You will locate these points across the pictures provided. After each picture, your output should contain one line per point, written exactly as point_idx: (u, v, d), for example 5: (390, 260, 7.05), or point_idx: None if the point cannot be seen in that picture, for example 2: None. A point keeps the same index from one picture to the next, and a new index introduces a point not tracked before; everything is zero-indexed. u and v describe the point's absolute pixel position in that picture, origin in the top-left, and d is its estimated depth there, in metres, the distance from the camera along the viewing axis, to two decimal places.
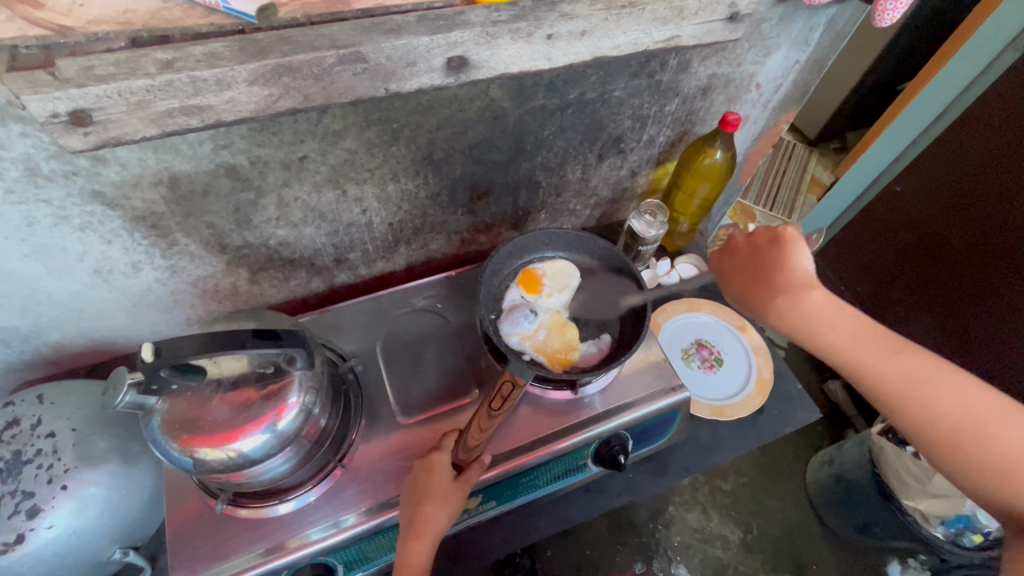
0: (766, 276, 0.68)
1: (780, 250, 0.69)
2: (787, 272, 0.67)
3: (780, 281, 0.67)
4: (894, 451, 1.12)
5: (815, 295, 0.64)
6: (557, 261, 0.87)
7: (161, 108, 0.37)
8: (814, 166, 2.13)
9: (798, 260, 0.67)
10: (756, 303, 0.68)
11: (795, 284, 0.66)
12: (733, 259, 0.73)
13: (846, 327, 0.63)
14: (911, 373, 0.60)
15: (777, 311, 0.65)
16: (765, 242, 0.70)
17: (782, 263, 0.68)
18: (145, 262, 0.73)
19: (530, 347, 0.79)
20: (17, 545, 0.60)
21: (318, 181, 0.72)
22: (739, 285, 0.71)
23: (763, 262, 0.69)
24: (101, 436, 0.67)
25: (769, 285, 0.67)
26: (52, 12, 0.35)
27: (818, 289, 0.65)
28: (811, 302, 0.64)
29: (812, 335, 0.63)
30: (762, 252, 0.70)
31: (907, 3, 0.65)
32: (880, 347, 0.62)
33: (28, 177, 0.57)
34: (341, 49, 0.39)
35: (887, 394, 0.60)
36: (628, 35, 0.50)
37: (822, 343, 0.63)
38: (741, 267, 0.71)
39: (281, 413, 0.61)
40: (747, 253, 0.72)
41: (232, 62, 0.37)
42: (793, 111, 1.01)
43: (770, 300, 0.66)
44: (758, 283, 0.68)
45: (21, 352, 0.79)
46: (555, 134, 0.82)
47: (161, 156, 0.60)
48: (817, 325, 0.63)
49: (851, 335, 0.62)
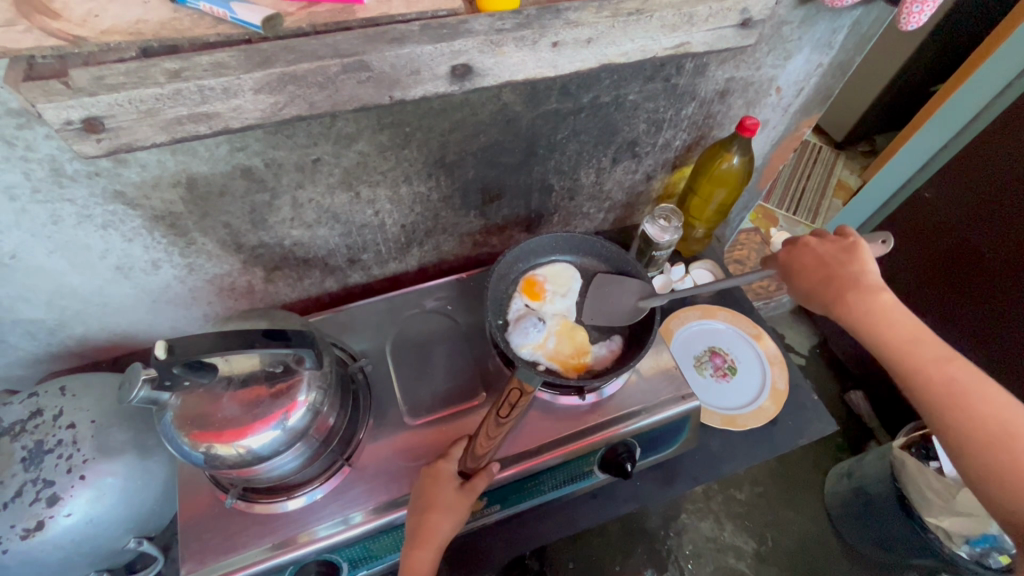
0: (829, 272, 0.67)
1: (851, 248, 0.68)
2: (855, 270, 0.65)
3: (851, 279, 0.65)
4: (915, 466, 1.07)
5: (884, 296, 0.63)
6: (555, 265, 0.88)
7: (170, 115, 0.38)
8: (840, 170, 2.08)
9: (870, 265, 0.66)
10: (825, 297, 0.66)
11: (864, 282, 0.64)
12: (805, 252, 0.70)
13: (909, 329, 0.61)
14: (970, 385, 0.56)
15: (846, 305, 0.64)
16: (840, 242, 0.69)
17: (855, 265, 0.66)
18: (164, 260, 0.75)
19: (543, 356, 0.78)
20: (37, 531, 0.62)
21: (332, 182, 0.73)
22: (806, 278, 0.69)
23: (835, 260, 0.67)
24: (118, 428, 0.69)
25: (823, 279, 0.67)
26: (67, 22, 0.37)
27: (887, 292, 0.63)
28: (879, 302, 0.63)
29: (873, 328, 0.62)
30: (836, 252, 0.68)
31: (934, 6, 0.63)
32: (941, 354, 0.59)
33: (53, 177, 0.60)
34: (345, 58, 0.40)
35: (939, 394, 0.57)
36: (636, 42, 0.49)
37: (880, 339, 0.62)
38: (813, 262, 0.69)
39: (290, 411, 0.62)
40: (822, 252, 0.69)
41: (237, 71, 0.38)
42: (815, 115, 0.98)
43: (844, 293, 0.64)
44: (819, 277, 0.68)
45: (48, 345, 0.82)
46: (568, 138, 0.82)
47: (179, 158, 0.62)
48: (878, 321, 0.62)
49: (920, 340, 0.60)
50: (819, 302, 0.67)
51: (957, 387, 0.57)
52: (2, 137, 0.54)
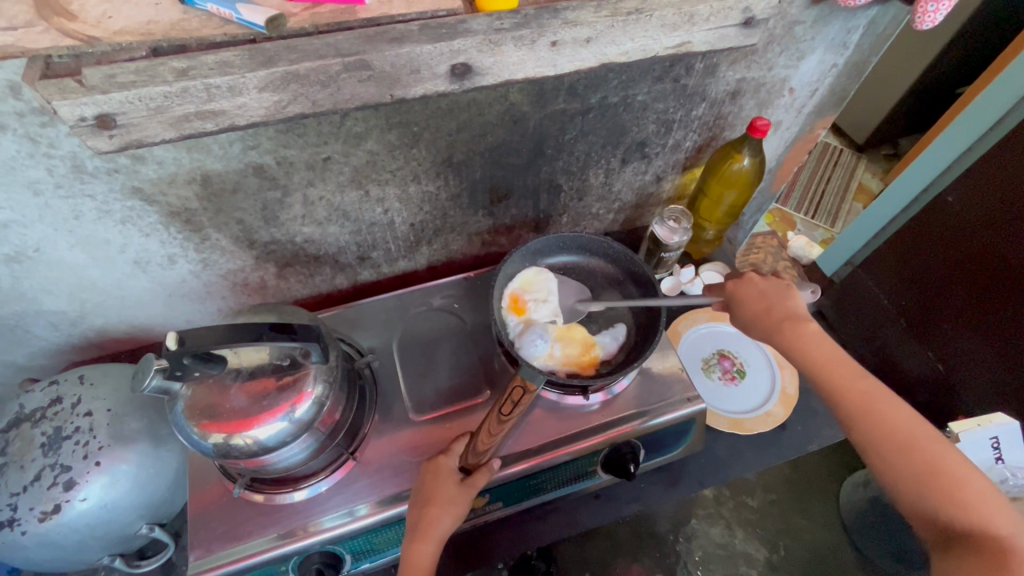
0: (766, 304, 0.73)
1: (783, 286, 0.75)
2: (783, 304, 0.73)
3: (780, 311, 0.72)
4: None
5: (809, 326, 0.70)
6: (529, 274, 0.86)
7: (179, 112, 0.39)
8: (861, 174, 2.03)
9: (798, 299, 0.73)
10: (759, 326, 0.72)
11: (792, 314, 0.72)
12: (744, 285, 0.76)
13: (829, 356, 0.67)
14: (880, 398, 0.63)
15: (780, 334, 0.70)
16: (776, 282, 0.75)
17: (788, 300, 0.73)
18: (180, 255, 0.78)
19: (557, 364, 0.78)
20: (54, 514, 0.65)
21: (342, 181, 0.74)
22: (745, 310, 0.74)
23: (769, 295, 0.74)
24: (133, 417, 0.71)
25: (761, 310, 0.73)
26: (83, 24, 0.38)
27: (813, 323, 0.71)
28: (805, 332, 0.69)
29: (799, 352, 0.68)
30: (767, 288, 0.75)
31: (950, 5, 0.62)
32: (851, 371, 0.66)
33: (74, 173, 0.62)
34: (346, 57, 0.41)
35: (856, 408, 0.63)
36: (636, 41, 0.49)
37: (810, 362, 0.67)
38: (754, 295, 0.74)
39: (297, 404, 0.63)
40: (757, 289, 0.75)
41: (242, 69, 0.39)
42: (830, 117, 0.97)
43: (774, 322, 0.71)
44: (759, 308, 0.73)
45: (69, 336, 0.85)
46: (576, 138, 0.82)
47: (194, 156, 0.64)
48: (804, 346, 0.68)
49: (836, 364, 0.67)
50: (759, 332, 0.73)
51: (867, 403, 0.63)
52: (27, 134, 0.57)
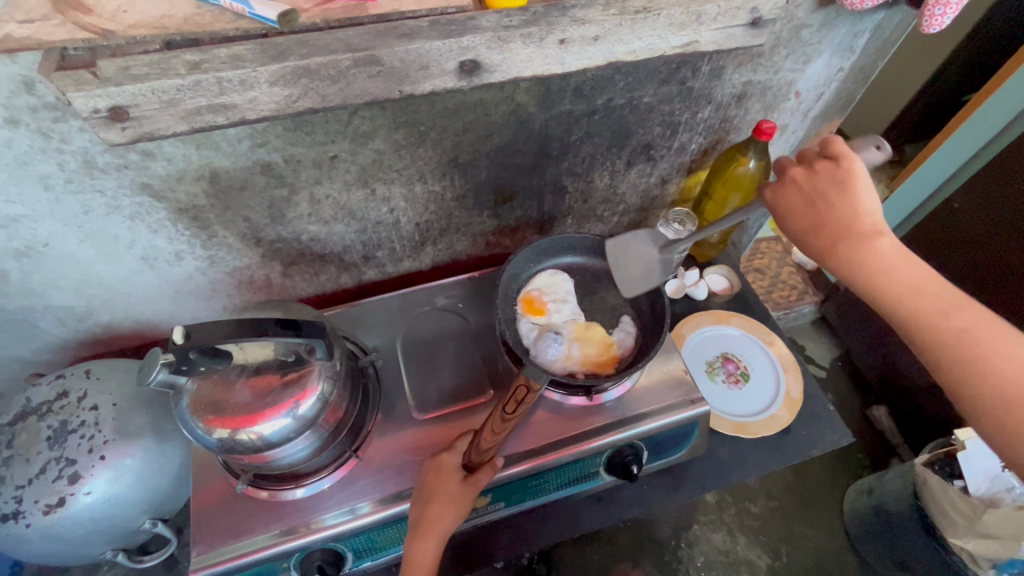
0: (820, 221, 0.60)
1: (842, 182, 0.60)
2: (843, 214, 0.59)
3: (841, 220, 0.59)
4: (938, 483, 1.01)
5: (884, 242, 0.57)
6: (545, 277, 0.87)
7: (191, 106, 0.40)
8: (867, 180, 2.03)
9: (865, 200, 0.59)
10: (814, 241, 0.60)
11: (857, 227, 0.58)
12: (789, 198, 0.63)
13: (906, 278, 0.56)
14: (982, 343, 0.52)
15: (841, 257, 0.58)
16: (827, 177, 0.62)
17: (847, 204, 0.59)
18: (187, 252, 0.78)
19: (576, 365, 0.78)
20: (59, 507, 0.65)
21: (348, 179, 0.75)
22: (796, 228, 0.62)
23: (823, 204, 0.61)
24: (138, 412, 0.72)
25: (814, 229, 0.61)
26: (99, 18, 0.39)
27: (885, 235, 0.57)
28: (877, 250, 0.57)
29: (868, 282, 0.56)
30: (817, 196, 0.61)
31: (958, 8, 0.61)
32: (938, 303, 0.54)
33: (85, 169, 0.63)
34: (357, 52, 0.41)
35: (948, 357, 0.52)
36: (644, 41, 0.50)
37: (883, 293, 0.56)
38: (801, 207, 0.62)
39: (301, 400, 0.63)
40: (809, 191, 0.62)
41: (253, 64, 0.39)
42: (836, 120, 0.96)
43: (830, 241, 0.59)
44: (810, 225, 0.61)
45: (76, 331, 0.86)
46: (582, 139, 0.82)
47: (203, 152, 0.64)
48: (874, 271, 0.56)
49: (918, 294, 0.55)
50: (816, 253, 0.60)
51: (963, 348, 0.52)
52: (39, 129, 0.57)
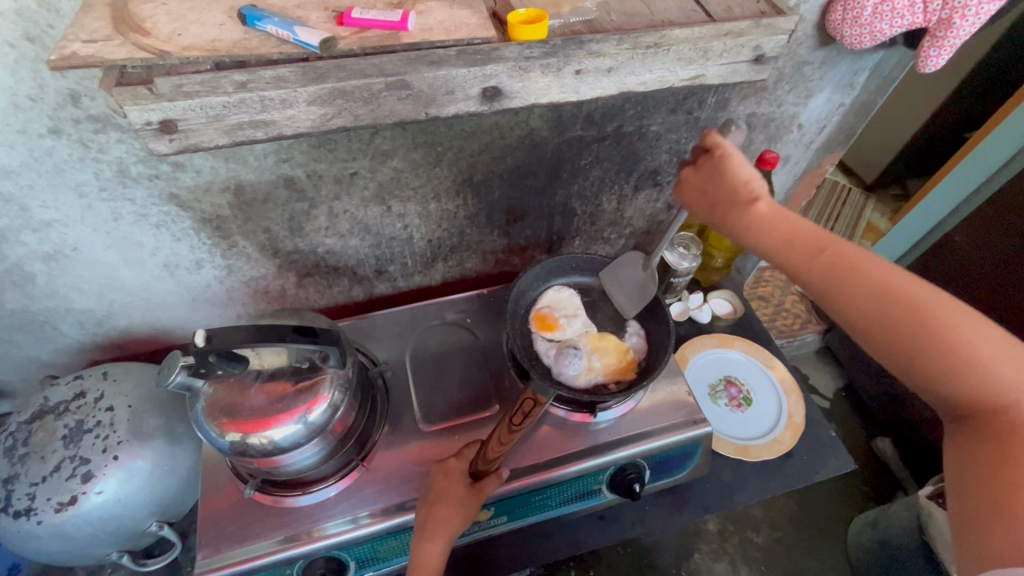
0: (714, 199, 0.61)
1: (717, 159, 0.60)
2: (725, 189, 0.60)
3: (726, 199, 0.60)
4: (945, 517, 1.01)
5: (766, 206, 0.58)
6: (555, 293, 0.89)
7: (233, 121, 0.43)
8: (870, 212, 2.06)
9: (742, 169, 0.59)
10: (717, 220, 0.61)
11: (740, 196, 0.59)
12: (687, 187, 0.63)
13: (789, 235, 0.56)
14: (863, 284, 0.53)
15: (733, 227, 0.59)
16: (708, 159, 0.61)
17: (728, 179, 0.59)
18: (207, 260, 0.81)
19: (598, 376, 0.80)
20: (70, 505, 0.67)
21: (366, 196, 0.78)
22: (699, 209, 0.62)
23: (714, 185, 0.61)
24: (152, 414, 0.73)
25: (710, 208, 0.61)
26: (155, 39, 0.42)
27: (765, 199, 0.58)
28: (759, 215, 0.58)
29: (761, 247, 0.58)
30: (709, 176, 0.61)
31: (952, 51, 0.64)
32: (820, 251, 0.55)
33: (119, 178, 0.66)
34: (388, 77, 0.44)
35: (841, 301, 0.54)
36: (654, 73, 0.53)
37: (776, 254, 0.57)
38: (697, 195, 0.63)
39: (312, 407, 0.65)
40: (698, 178, 0.62)
41: (294, 84, 0.43)
42: (838, 153, 1.00)
43: (724, 218, 0.60)
44: (708, 206, 0.62)
45: (95, 334, 0.88)
46: (591, 164, 0.86)
47: (230, 165, 0.68)
48: (761, 236, 0.57)
49: (801, 247, 0.56)
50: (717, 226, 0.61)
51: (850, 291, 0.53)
52: (80, 139, 0.61)
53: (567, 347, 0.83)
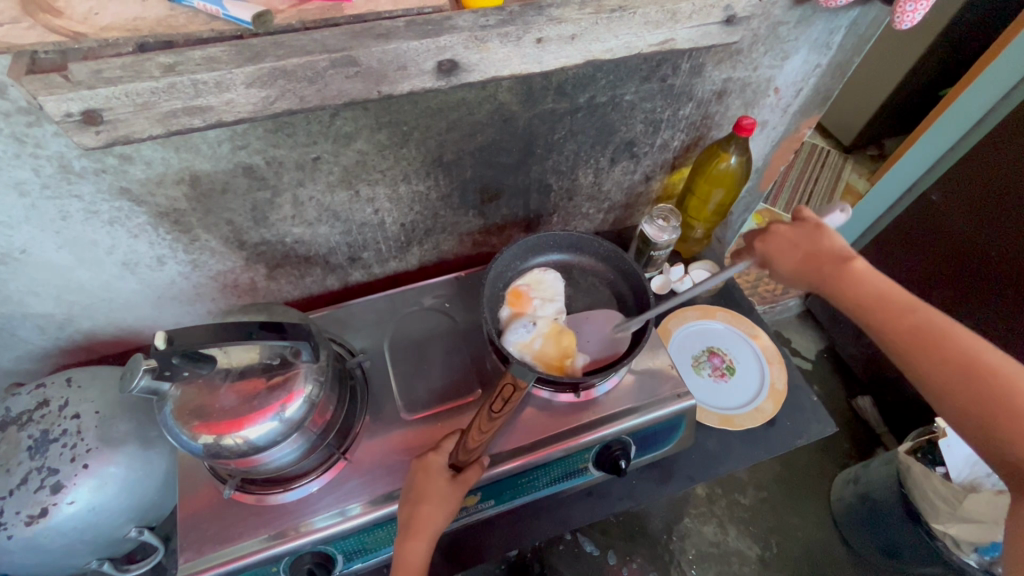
0: (806, 253, 0.64)
1: (809, 222, 0.64)
2: (815, 246, 0.63)
3: (818, 258, 0.63)
4: (922, 470, 1.04)
5: (861, 266, 0.61)
6: (540, 275, 0.87)
7: (165, 108, 0.40)
8: (849, 174, 2.07)
9: (834, 232, 0.63)
10: (806, 274, 0.64)
11: (836, 253, 0.62)
12: (778, 239, 0.65)
13: (876, 290, 0.59)
14: (944, 340, 0.55)
15: (821, 276, 0.62)
16: (805, 222, 0.65)
17: (822, 239, 0.63)
18: (169, 256, 0.77)
19: (528, 355, 0.78)
20: (41, 518, 0.64)
21: (332, 181, 0.75)
22: (780, 259, 0.65)
23: (803, 242, 0.64)
24: (121, 419, 0.71)
25: (800, 258, 0.64)
26: (69, 20, 0.39)
27: (860, 260, 0.61)
28: (854, 271, 0.60)
29: (852, 301, 0.60)
30: (806, 233, 0.65)
31: (928, 5, 0.63)
32: (914, 315, 0.57)
33: (61, 174, 0.62)
34: (332, 53, 0.41)
35: (923, 352, 0.56)
36: (620, 39, 0.50)
37: (863, 309, 0.59)
38: (785, 246, 0.65)
39: (287, 403, 0.63)
40: (783, 237, 0.65)
41: (228, 65, 0.40)
42: (815, 115, 0.98)
43: (815, 275, 0.63)
44: (790, 259, 0.65)
45: (57, 339, 0.85)
46: (565, 138, 0.83)
47: (183, 156, 0.64)
48: (855, 289, 0.60)
49: (886, 305, 0.58)
50: (795, 277, 0.65)
51: (932, 345, 0.55)
52: (13, 134, 0.56)
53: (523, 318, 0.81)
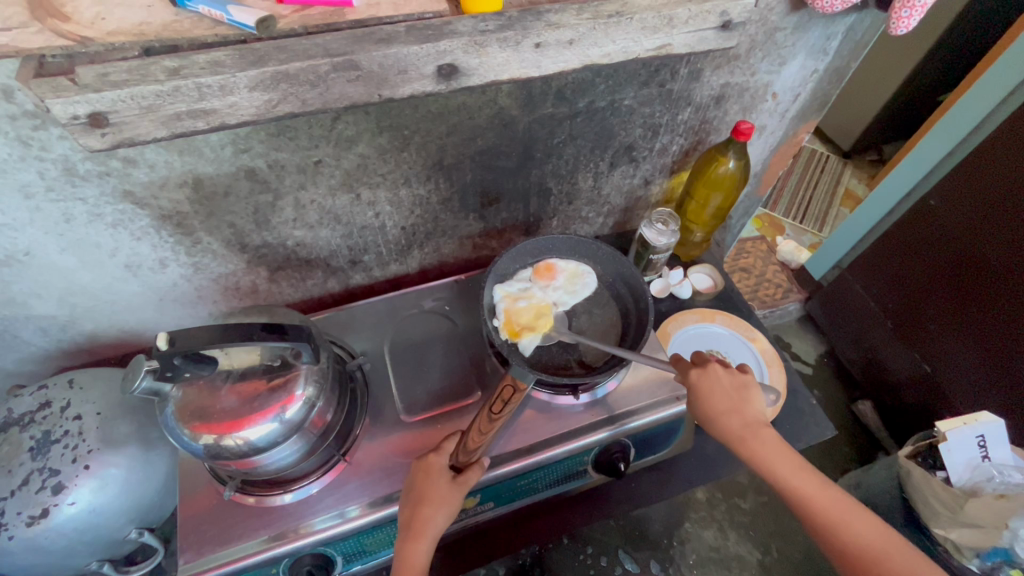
0: (732, 408, 0.70)
1: (745, 384, 0.73)
2: (740, 409, 0.71)
3: (745, 419, 0.70)
4: (921, 476, 1.05)
5: (769, 433, 0.70)
6: (581, 270, 0.88)
7: (170, 111, 0.40)
8: (848, 179, 2.12)
9: (759, 402, 0.72)
10: (733, 437, 0.70)
11: (756, 422, 0.71)
12: (715, 379, 0.72)
13: (779, 456, 0.68)
14: (827, 501, 0.66)
15: (746, 448, 0.69)
16: (738, 377, 0.73)
17: (750, 402, 0.72)
18: (171, 259, 0.78)
19: (502, 304, 0.82)
20: (42, 519, 0.65)
21: (333, 184, 0.75)
22: (710, 409, 0.70)
23: (738, 400, 0.71)
24: (122, 420, 0.71)
25: (726, 413, 0.70)
26: (77, 24, 0.40)
27: (773, 431, 0.71)
28: (767, 440, 0.69)
29: (767, 470, 0.68)
30: (734, 388, 0.72)
31: (924, 11, 0.63)
32: (815, 483, 0.67)
33: (66, 177, 0.62)
34: (334, 57, 0.42)
35: (813, 515, 0.65)
36: (618, 44, 0.51)
37: (772, 475, 0.68)
38: (723, 395, 0.71)
39: (287, 405, 0.63)
40: (727, 389, 0.72)
41: (232, 69, 0.40)
42: (813, 120, 0.99)
43: (745, 439, 0.69)
44: (731, 415, 0.70)
45: (59, 341, 0.85)
46: (564, 142, 0.83)
47: (186, 159, 0.64)
48: (771, 461, 0.68)
49: (794, 467, 0.68)
50: (720, 435, 0.71)
51: (819, 506, 0.65)
52: (19, 137, 0.57)
53: (528, 285, 0.85)
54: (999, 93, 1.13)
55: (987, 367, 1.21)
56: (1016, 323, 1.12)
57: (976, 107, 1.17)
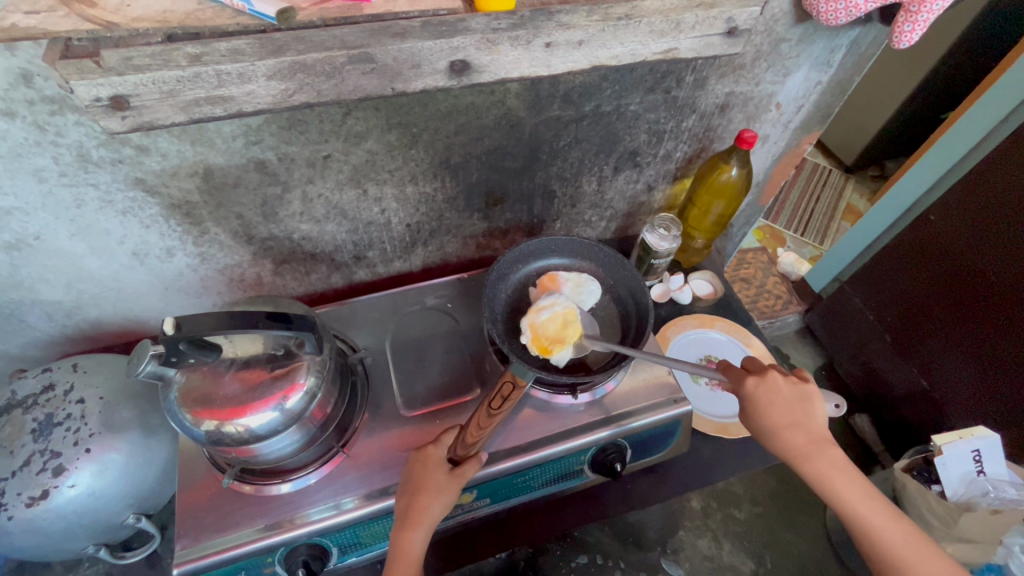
0: (793, 422, 0.68)
1: (808, 397, 0.70)
2: (804, 423, 0.68)
3: (806, 435, 0.68)
4: (917, 488, 1.04)
5: (834, 452, 0.67)
6: (581, 276, 0.87)
7: (189, 97, 0.42)
8: (850, 194, 2.14)
9: (820, 417, 0.69)
10: (792, 452, 0.68)
11: (818, 438, 0.68)
12: (775, 391, 0.69)
13: (844, 477, 0.66)
14: (890, 529, 0.64)
15: (809, 466, 0.67)
16: (800, 389, 0.70)
17: (813, 416, 0.69)
18: (178, 248, 0.79)
19: (528, 322, 0.80)
20: (42, 500, 0.65)
21: (341, 179, 0.76)
22: (770, 422, 0.68)
23: (799, 414, 0.68)
24: (124, 406, 0.72)
25: (788, 427, 0.68)
26: (103, 10, 0.41)
27: (836, 449, 0.68)
28: (831, 459, 0.67)
29: (829, 492, 0.66)
30: (796, 399, 0.69)
31: (927, 25, 0.64)
32: (872, 507, 0.65)
33: (79, 162, 0.63)
34: (351, 49, 0.43)
35: (870, 537, 0.64)
36: (626, 46, 0.53)
37: (835, 495, 0.66)
38: (783, 408, 0.69)
39: (289, 394, 0.64)
40: (788, 402, 0.69)
41: (252, 57, 0.42)
42: (816, 132, 1.00)
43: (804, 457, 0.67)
44: (791, 430, 0.68)
45: (64, 327, 0.86)
46: (570, 145, 0.85)
47: (198, 149, 0.65)
48: (835, 483, 0.66)
49: (856, 491, 0.66)
50: (778, 449, 0.69)
51: (880, 533, 0.64)
52: (36, 122, 0.58)
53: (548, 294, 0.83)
54: (999, 113, 1.15)
55: (984, 382, 1.21)
56: (1015, 335, 1.12)
57: (977, 126, 1.19)
